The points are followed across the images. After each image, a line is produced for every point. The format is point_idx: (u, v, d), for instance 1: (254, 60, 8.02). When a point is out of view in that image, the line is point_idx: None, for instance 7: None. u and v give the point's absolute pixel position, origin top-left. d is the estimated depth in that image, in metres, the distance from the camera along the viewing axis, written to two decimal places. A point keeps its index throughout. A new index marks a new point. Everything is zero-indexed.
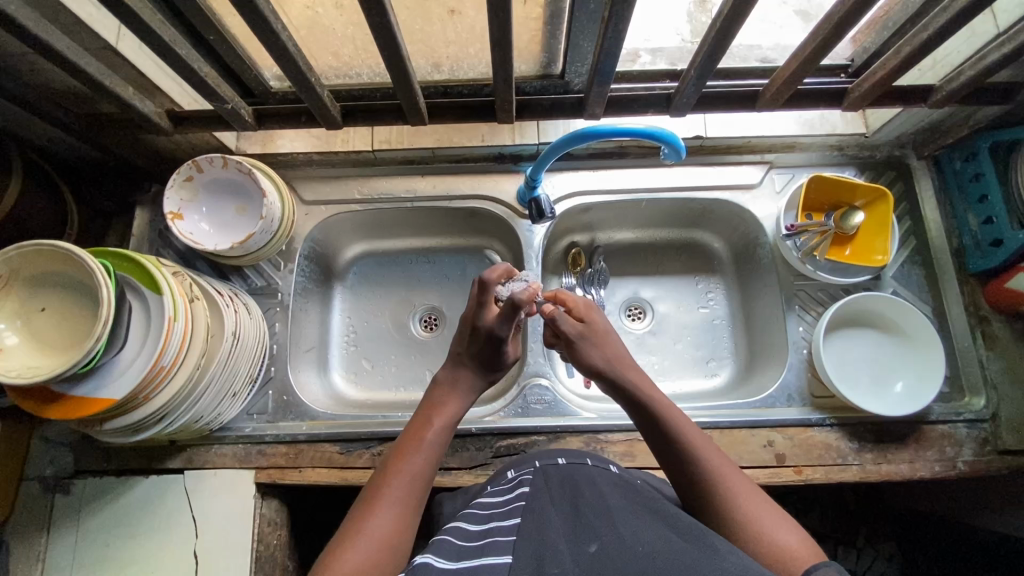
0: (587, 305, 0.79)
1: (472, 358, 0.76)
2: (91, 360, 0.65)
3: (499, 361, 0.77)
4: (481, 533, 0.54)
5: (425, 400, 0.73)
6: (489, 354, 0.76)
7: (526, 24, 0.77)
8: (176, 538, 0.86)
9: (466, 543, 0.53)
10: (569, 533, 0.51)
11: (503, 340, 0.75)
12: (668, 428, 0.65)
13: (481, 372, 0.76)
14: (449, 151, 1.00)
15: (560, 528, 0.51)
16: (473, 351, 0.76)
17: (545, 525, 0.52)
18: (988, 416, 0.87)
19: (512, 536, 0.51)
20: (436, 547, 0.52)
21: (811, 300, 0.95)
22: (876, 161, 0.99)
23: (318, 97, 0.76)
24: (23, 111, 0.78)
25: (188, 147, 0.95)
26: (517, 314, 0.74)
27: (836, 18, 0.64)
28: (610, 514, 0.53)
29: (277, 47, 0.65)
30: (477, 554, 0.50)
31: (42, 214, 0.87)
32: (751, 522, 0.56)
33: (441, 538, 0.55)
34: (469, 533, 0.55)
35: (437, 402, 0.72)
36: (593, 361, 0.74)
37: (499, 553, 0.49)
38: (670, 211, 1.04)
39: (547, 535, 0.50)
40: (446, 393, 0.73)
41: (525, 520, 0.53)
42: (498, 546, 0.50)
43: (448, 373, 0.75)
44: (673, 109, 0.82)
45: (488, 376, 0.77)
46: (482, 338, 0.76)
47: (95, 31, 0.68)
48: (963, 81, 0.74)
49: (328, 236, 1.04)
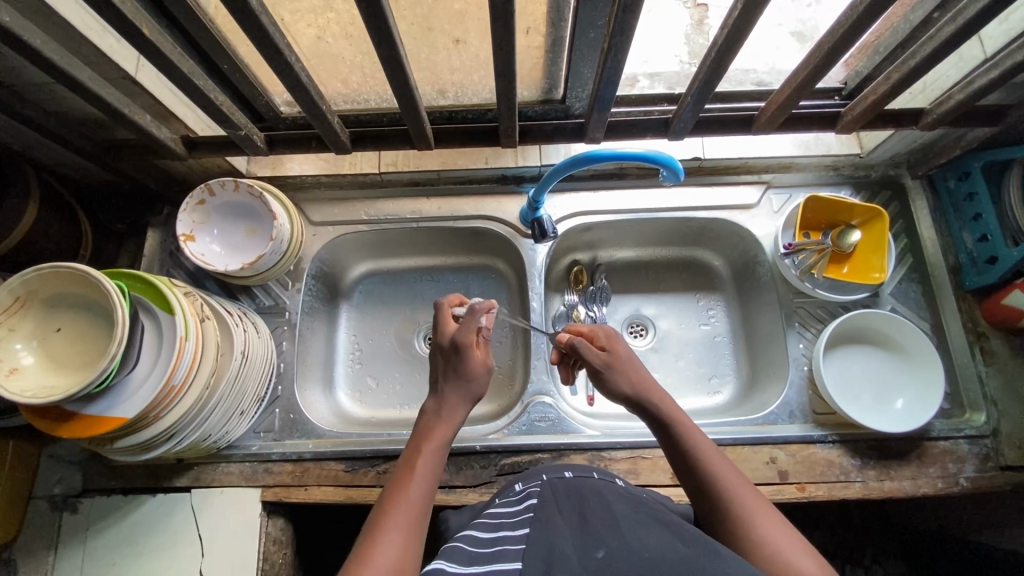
0: (610, 336, 0.77)
1: (441, 370, 0.74)
2: (105, 379, 0.67)
3: (462, 365, 0.72)
4: (491, 541, 0.55)
5: (415, 428, 0.71)
6: (455, 363, 0.72)
7: (529, 53, 0.79)
8: (182, 557, 0.86)
9: (476, 550, 0.54)
10: (575, 539, 0.52)
11: (467, 349, 0.72)
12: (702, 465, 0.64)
13: (451, 385, 0.72)
14: (453, 173, 1.03)
15: (568, 535, 0.52)
16: (439, 355, 0.75)
17: (553, 532, 0.53)
18: (989, 431, 0.88)
19: (521, 544, 0.52)
20: (446, 554, 0.54)
21: (811, 317, 0.96)
22: (871, 180, 1.01)
23: (329, 124, 0.79)
24: (42, 137, 0.80)
25: (200, 171, 0.98)
26: (474, 321, 0.73)
27: (827, 46, 0.66)
28: (617, 522, 0.54)
29: (290, 77, 0.68)
30: (487, 561, 0.51)
31: (57, 236, 0.89)
32: (777, 566, 0.54)
33: (450, 547, 0.56)
34: (480, 541, 0.56)
35: (427, 427, 0.70)
36: (620, 390, 0.72)
37: (508, 559, 0.50)
38: (670, 230, 1.06)
39: (555, 540, 0.51)
40: (432, 421, 0.70)
41: (534, 529, 0.54)
42: (509, 554, 0.51)
43: (432, 400, 0.72)
44: (671, 132, 0.84)
45: (467, 391, 0.72)
46: (447, 352, 0.74)
47: (116, 62, 0.71)
48: (952, 104, 0.76)
49: (335, 256, 1.07)
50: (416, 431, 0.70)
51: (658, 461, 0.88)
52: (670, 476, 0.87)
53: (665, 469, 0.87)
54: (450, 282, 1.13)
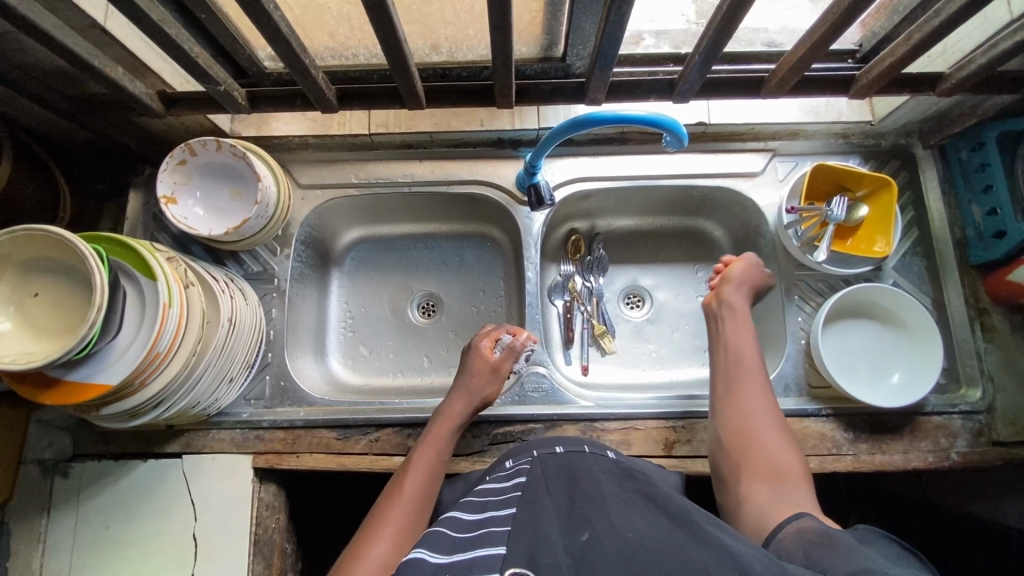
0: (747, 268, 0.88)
1: (459, 375, 0.86)
2: (86, 346, 0.65)
3: (477, 381, 0.85)
4: (476, 524, 0.57)
5: (427, 426, 0.82)
6: (479, 387, 0.84)
7: (527, 5, 0.73)
8: (175, 522, 0.87)
9: (459, 535, 0.55)
10: (561, 523, 0.53)
11: (495, 380, 0.86)
12: (740, 407, 0.76)
13: (462, 389, 0.84)
14: (446, 136, 0.99)
15: (553, 518, 0.54)
16: (462, 366, 0.87)
17: (540, 513, 0.55)
18: (983, 407, 0.87)
19: (505, 527, 0.54)
20: (430, 540, 0.55)
21: (811, 290, 0.94)
22: (881, 149, 0.97)
23: (312, 80, 0.74)
24: (9, 90, 0.76)
25: (182, 129, 0.93)
26: (509, 362, 0.87)
27: (847, 2, 0.62)
28: (605, 503, 0.55)
29: (269, 28, 0.63)
30: (470, 547, 0.53)
31: (33, 197, 0.85)
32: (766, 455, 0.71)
33: (436, 531, 0.57)
34: (464, 523, 0.58)
35: (431, 435, 0.80)
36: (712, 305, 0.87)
37: (493, 544, 0.52)
38: (671, 199, 1.03)
39: (542, 525, 0.53)
40: (435, 420, 0.82)
41: (521, 510, 0.56)
42: (491, 538, 0.53)
43: (444, 404, 0.84)
44: (676, 95, 0.80)
45: (471, 396, 0.83)
46: (482, 372, 0.85)
47: (83, 9, 0.66)
48: (974, 69, 0.72)
49: (326, 221, 1.03)
50: (425, 431, 0.81)
51: (650, 432, 0.88)
52: (662, 447, 0.87)
53: (658, 440, 0.87)
54: (444, 249, 1.10)
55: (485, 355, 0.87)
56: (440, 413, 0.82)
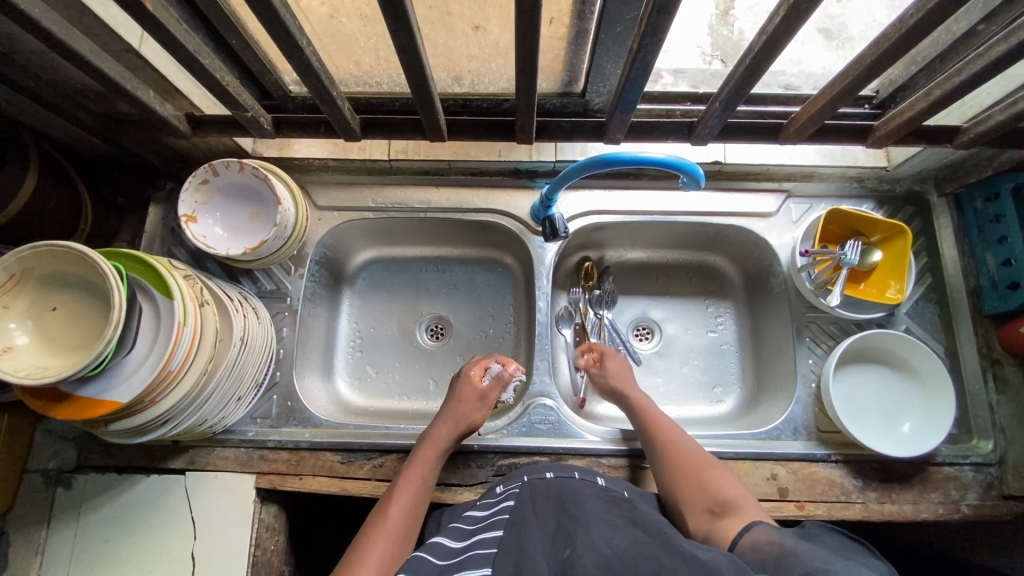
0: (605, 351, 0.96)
1: (446, 401, 0.87)
2: (100, 363, 0.65)
3: (465, 407, 0.85)
4: (462, 549, 0.62)
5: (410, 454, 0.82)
6: (464, 417, 0.84)
7: (551, 43, 0.75)
8: (174, 540, 0.86)
9: (444, 560, 0.60)
10: (549, 543, 0.58)
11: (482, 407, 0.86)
12: (665, 438, 0.80)
13: (449, 414, 0.84)
14: (464, 164, 1.00)
15: (541, 540, 0.58)
16: (451, 392, 0.88)
17: (526, 534, 0.59)
18: (995, 460, 0.86)
19: (491, 549, 0.59)
20: (414, 565, 0.59)
21: (822, 333, 0.94)
22: (895, 194, 0.98)
23: (338, 110, 0.75)
24: (41, 107, 0.77)
25: (206, 148, 0.95)
26: (497, 392, 0.89)
27: (870, 58, 0.63)
28: (587, 522, 0.59)
29: (299, 60, 0.64)
30: (456, 568, 0.58)
31: (57, 209, 0.87)
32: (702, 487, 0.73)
33: (417, 557, 0.61)
34: (444, 551, 0.62)
35: (416, 461, 0.80)
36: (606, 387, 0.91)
37: (477, 565, 0.57)
38: (684, 234, 1.04)
39: (527, 543, 0.57)
40: (420, 444, 0.82)
41: (507, 532, 0.61)
42: (476, 560, 0.58)
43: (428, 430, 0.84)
44: (694, 137, 0.81)
45: (456, 420, 0.84)
46: (467, 398, 0.86)
47: (119, 34, 0.68)
48: (992, 124, 0.72)
49: (341, 242, 1.04)
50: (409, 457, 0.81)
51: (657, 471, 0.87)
52: None
53: None
54: (456, 274, 1.11)
55: (473, 384, 0.88)
56: (425, 437, 0.82)
